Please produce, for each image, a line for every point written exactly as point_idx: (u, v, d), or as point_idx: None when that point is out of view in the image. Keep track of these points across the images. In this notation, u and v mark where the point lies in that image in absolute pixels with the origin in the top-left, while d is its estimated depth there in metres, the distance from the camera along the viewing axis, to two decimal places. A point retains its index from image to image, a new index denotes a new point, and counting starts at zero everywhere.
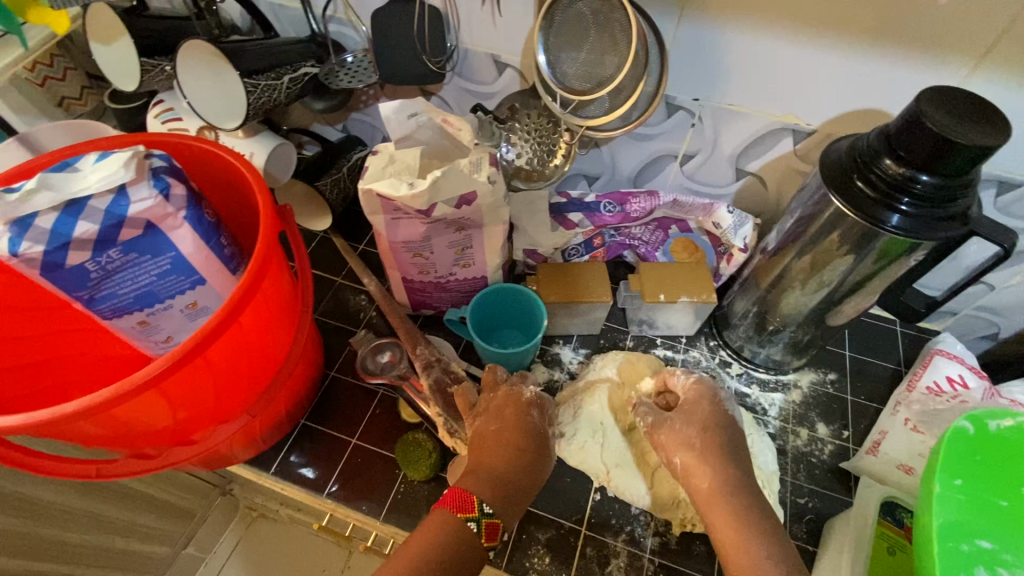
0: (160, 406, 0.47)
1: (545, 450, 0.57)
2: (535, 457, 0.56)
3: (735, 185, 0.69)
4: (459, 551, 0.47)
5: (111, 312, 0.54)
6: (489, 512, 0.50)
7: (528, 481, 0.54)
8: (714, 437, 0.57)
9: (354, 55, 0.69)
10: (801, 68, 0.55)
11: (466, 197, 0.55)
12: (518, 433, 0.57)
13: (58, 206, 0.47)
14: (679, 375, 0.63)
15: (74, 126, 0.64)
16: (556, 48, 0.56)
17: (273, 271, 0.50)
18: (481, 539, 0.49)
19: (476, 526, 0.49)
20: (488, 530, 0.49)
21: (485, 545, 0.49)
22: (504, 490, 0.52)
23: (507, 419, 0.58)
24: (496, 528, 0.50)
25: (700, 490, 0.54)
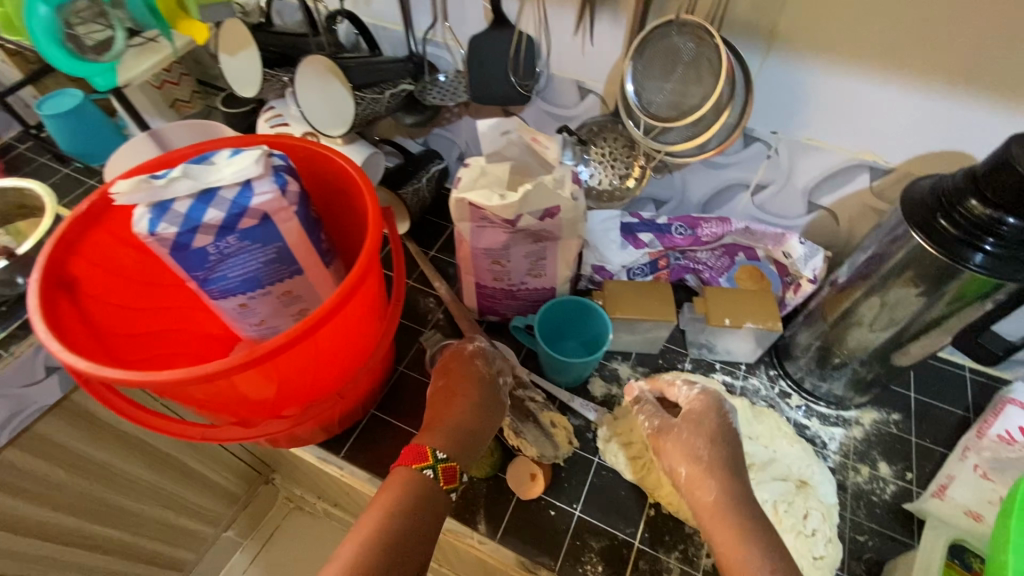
0: (268, 378, 0.51)
1: (493, 395, 0.62)
2: (480, 402, 0.61)
3: (805, 219, 0.70)
4: (421, 499, 0.52)
5: (218, 293, 0.60)
6: (443, 457, 0.54)
7: (478, 427, 0.59)
8: (722, 455, 0.56)
9: (447, 76, 0.76)
10: (885, 107, 0.56)
11: (550, 210, 0.58)
12: (466, 381, 0.62)
13: (195, 193, 0.53)
14: (682, 387, 0.62)
15: (196, 126, 0.71)
16: (642, 78, 0.60)
17: (376, 265, 0.54)
18: (439, 483, 0.54)
19: (431, 473, 0.53)
20: (444, 473, 0.54)
21: (445, 488, 0.54)
22: (453, 436, 0.57)
23: (457, 371, 0.64)
24: (453, 472, 0.55)
25: (703, 504, 0.54)
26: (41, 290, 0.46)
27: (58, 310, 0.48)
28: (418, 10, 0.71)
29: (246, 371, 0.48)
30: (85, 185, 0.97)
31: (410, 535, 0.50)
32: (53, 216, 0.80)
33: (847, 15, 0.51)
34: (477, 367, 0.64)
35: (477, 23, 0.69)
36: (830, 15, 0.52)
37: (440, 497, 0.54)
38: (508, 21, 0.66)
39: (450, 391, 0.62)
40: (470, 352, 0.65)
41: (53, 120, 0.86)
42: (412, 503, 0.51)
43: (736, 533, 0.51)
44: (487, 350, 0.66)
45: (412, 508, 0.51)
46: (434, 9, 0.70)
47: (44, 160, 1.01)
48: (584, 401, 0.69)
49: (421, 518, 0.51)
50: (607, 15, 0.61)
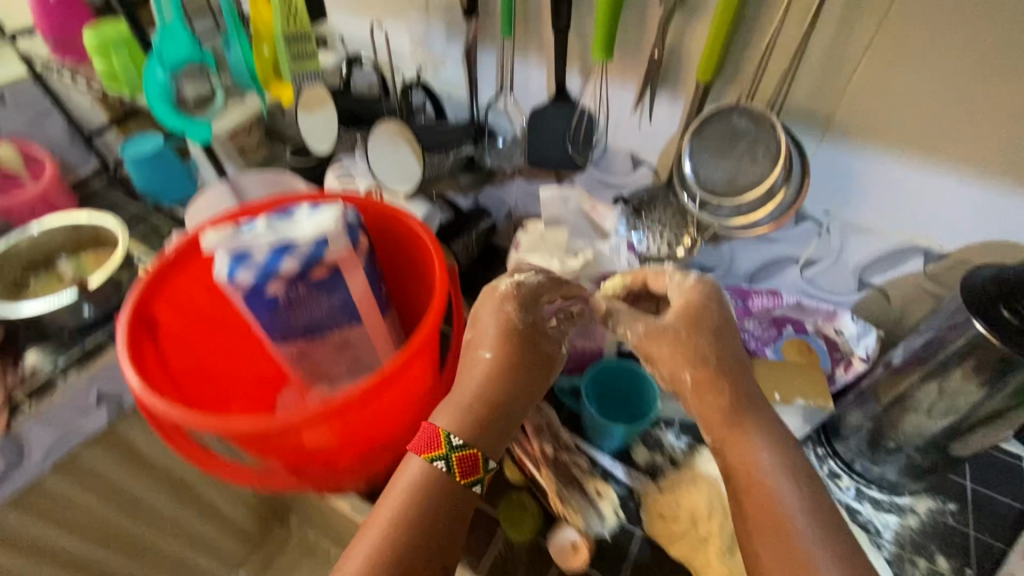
0: (331, 428, 0.52)
1: (539, 363, 0.56)
2: (516, 372, 0.55)
3: (856, 295, 0.70)
4: (436, 499, 0.49)
5: (279, 338, 0.62)
6: (458, 447, 0.50)
7: (511, 406, 0.54)
8: (726, 354, 0.55)
9: (506, 140, 0.80)
10: (938, 196, 0.57)
11: (607, 274, 0.61)
12: (502, 342, 0.55)
13: (275, 244, 0.56)
14: (672, 278, 0.59)
15: (270, 178, 0.75)
16: (699, 153, 0.62)
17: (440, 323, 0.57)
18: (454, 477, 0.50)
19: (445, 466, 0.50)
20: (462, 466, 0.50)
21: (463, 482, 0.50)
22: (476, 420, 0.52)
23: (490, 328, 0.56)
24: (473, 461, 0.50)
25: (715, 405, 0.54)
26: (131, 331, 0.49)
27: (142, 351, 0.51)
28: (484, 81, 0.76)
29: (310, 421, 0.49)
30: (151, 221, 1.02)
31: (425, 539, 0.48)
32: (123, 251, 0.85)
33: (906, 110, 0.53)
34: (517, 325, 0.56)
35: (539, 95, 0.74)
36: (888, 109, 0.54)
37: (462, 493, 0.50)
38: (570, 95, 0.70)
39: (477, 356, 0.55)
40: (507, 309, 0.56)
41: (135, 164, 0.94)
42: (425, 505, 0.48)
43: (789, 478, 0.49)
44: (545, 286, 0.59)
45: (425, 505, 0.48)
46: (500, 82, 0.75)
47: (117, 195, 1.08)
48: (627, 469, 0.68)
49: (438, 521, 0.49)
50: (666, 95, 0.64)
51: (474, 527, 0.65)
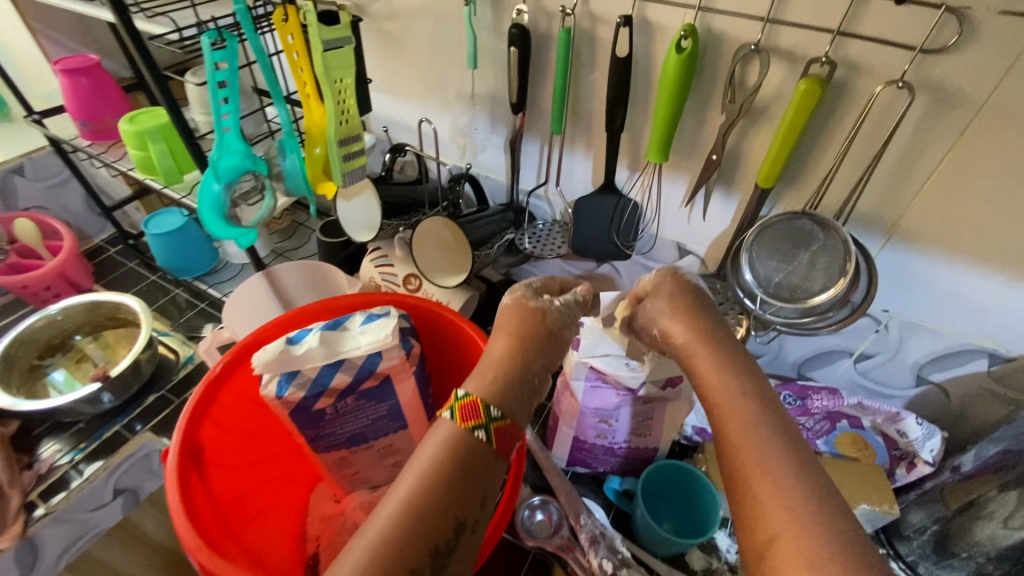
0: None
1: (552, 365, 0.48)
2: (530, 351, 0.46)
3: (913, 390, 0.68)
4: (461, 451, 0.39)
5: (323, 447, 0.59)
6: (461, 394, 0.42)
7: (524, 381, 0.45)
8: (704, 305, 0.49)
9: (545, 223, 0.79)
10: (1007, 302, 0.56)
11: (672, 379, 0.59)
12: (522, 321, 0.48)
13: (327, 360, 0.53)
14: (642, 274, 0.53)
15: (309, 268, 0.76)
16: (757, 252, 0.61)
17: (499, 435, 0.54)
18: (455, 423, 0.40)
19: (448, 413, 0.41)
20: (463, 411, 0.40)
21: (465, 429, 0.40)
22: (499, 386, 0.43)
23: (509, 314, 0.50)
24: (474, 407, 0.40)
25: (678, 345, 0.46)
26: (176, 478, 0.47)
27: (189, 485, 0.48)
28: (526, 168, 0.75)
29: None
30: (171, 293, 0.99)
31: (445, 493, 0.37)
32: (146, 335, 0.82)
33: (979, 225, 0.52)
34: (545, 316, 0.50)
35: (584, 185, 0.73)
36: (959, 223, 0.53)
37: (470, 446, 0.39)
38: (617, 187, 0.69)
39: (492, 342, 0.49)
40: (527, 302, 0.50)
41: (157, 239, 0.91)
42: (451, 458, 0.39)
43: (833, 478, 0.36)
44: (569, 308, 0.52)
45: (450, 449, 0.39)
46: (543, 172, 0.74)
47: (134, 265, 1.04)
48: None
49: (463, 477, 0.38)
50: (720, 193, 0.64)
51: None
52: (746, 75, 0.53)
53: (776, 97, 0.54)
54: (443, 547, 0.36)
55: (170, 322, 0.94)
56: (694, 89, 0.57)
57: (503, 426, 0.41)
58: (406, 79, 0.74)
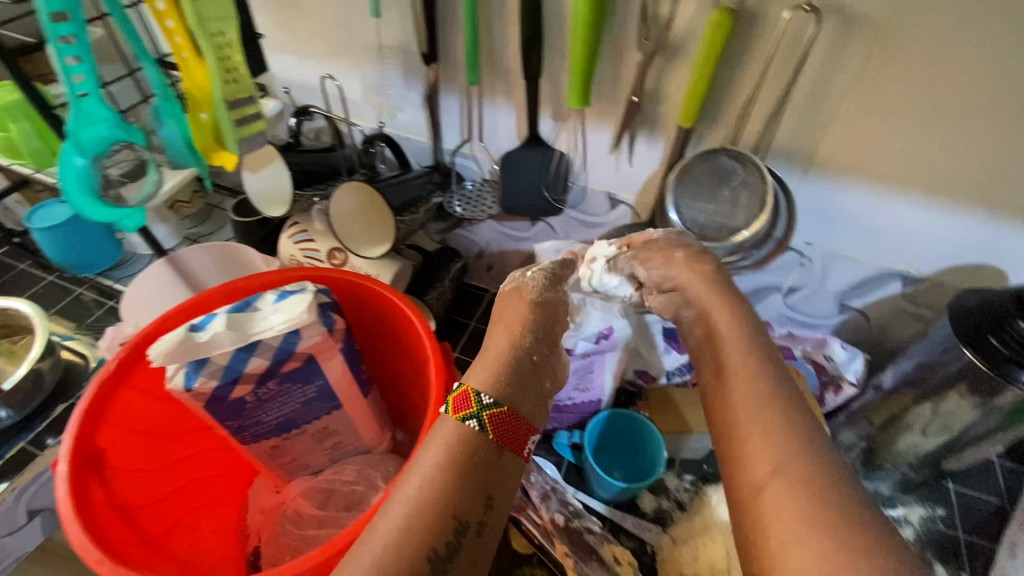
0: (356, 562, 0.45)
1: (546, 339, 0.52)
2: (516, 328, 0.51)
3: (837, 318, 0.71)
4: (461, 451, 0.40)
5: (250, 437, 0.56)
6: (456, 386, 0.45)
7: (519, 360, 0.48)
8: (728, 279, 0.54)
9: (474, 183, 0.75)
10: (916, 224, 0.58)
11: (604, 331, 0.65)
12: (514, 310, 0.53)
13: (239, 344, 0.49)
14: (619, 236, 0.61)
15: (218, 249, 0.70)
16: (683, 197, 0.61)
17: None
18: (450, 411, 0.43)
19: (444, 409, 0.43)
20: (455, 401, 0.43)
21: (455, 414, 0.42)
22: (488, 373, 0.46)
23: (511, 303, 0.54)
24: (467, 396, 0.43)
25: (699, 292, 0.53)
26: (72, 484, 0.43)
27: (86, 494, 0.45)
28: (448, 127, 0.72)
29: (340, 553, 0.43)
30: (75, 293, 0.90)
31: (444, 495, 0.38)
32: (44, 341, 0.73)
33: (888, 151, 0.54)
34: (523, 293, 0.55)
35: (509, 139, 0.70)
36: (871, 152, 0.54)
37: (464, 430, 0.41)
38: (543, 139, 0.67)
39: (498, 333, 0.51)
40: (506, 288, 0.56)
41: (44, 234, 0.81)
42: (450, 456, 0.40)
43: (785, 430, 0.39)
44: (549, 272, 0.58)
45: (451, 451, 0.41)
46: (464, 128, 0.70)
47: (24, 266, 0.93)
48: (636, 519, 0.65)
49: (463, 478, 0.40)
50: (644, 137, 0.62)
51: None
52: (659, 10, 0.52)
53: (690, 32, 0.53)
54: (441, 550, 0.37)
55: (74, 325, 0.85)
56: (608, 28, 0.55)
57: (496, 414, 0.42)
58: (305, 34, 0.68)
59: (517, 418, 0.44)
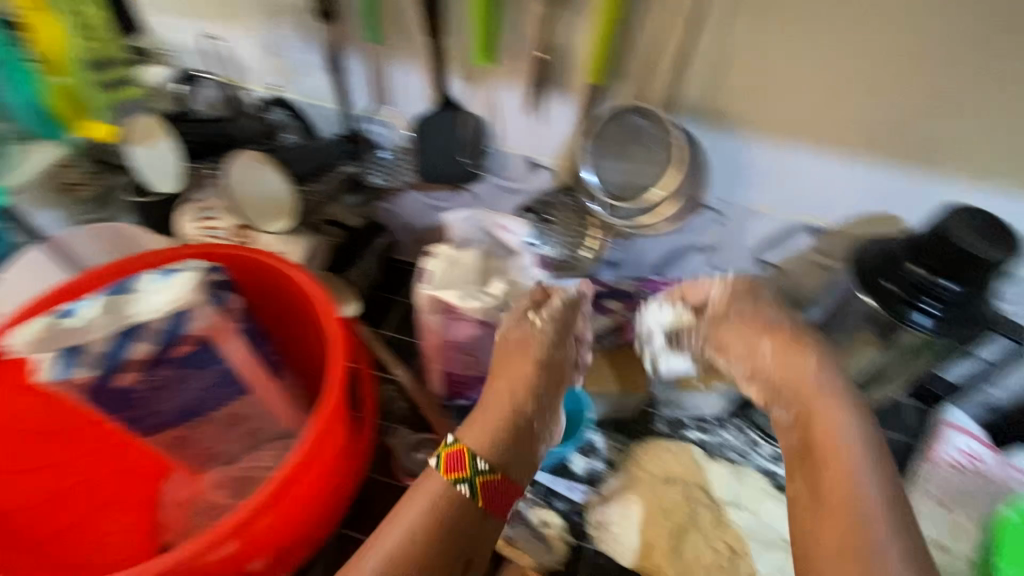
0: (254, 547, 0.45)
1: (549, 402, 0.55)
2: (519, 390, 0.53)
3: (753, 275, 0.72)
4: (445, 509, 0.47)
5: (150, 428, 0.53)
6: (449, 442, 0.50)
7: (517, 425, 0.52)
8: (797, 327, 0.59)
9: (391, 152, 0.71)
10: (819, 174, 0.59)
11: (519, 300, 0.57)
12: (537, 367, 0.55)
13: (117, 329, 0.47)
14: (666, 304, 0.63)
15: (107, 231, 0.65)
16: (597, 156, 0.61)
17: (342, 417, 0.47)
18: (438, 470, 0.49)
19: (436, 463, 0.50)
20: (449, 460, 0.49)
21: (443, 474, 0.49)
22: (484, 435, 0.51)
23: (512, 358, 0.55)
24: (455, 457, 0.49)
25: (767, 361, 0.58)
26: None
27: None
28: (356, 91, 0.68)
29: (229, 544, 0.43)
30: None
31: (419, 556, 0.46)
32: None
33: (787, 100, 0.55)
34: (528, 347, 0.55)
35: (419, 102, 0.66)
36: (772, 102, 0.55)
37: (448, 493, 0.48)
38: (454, 100, 0.64)
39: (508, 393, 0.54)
40: (510, 334, 0.56)
41: None
42: (433, 522, 0.47)
43: (855, 471, 0.49)
44: (560, 322, 0.56)
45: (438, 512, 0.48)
46: (373, 91, 0.67)
47: None
48: (566, 483, 0.64)
49: (438, 542, 0.47)
50: (556, 96, 0.61)
51: None
52: None
53: None
54: None
55: None
56: None
57: (483, 483, 0.49)
58: None
59: (507, 483, 0.51)
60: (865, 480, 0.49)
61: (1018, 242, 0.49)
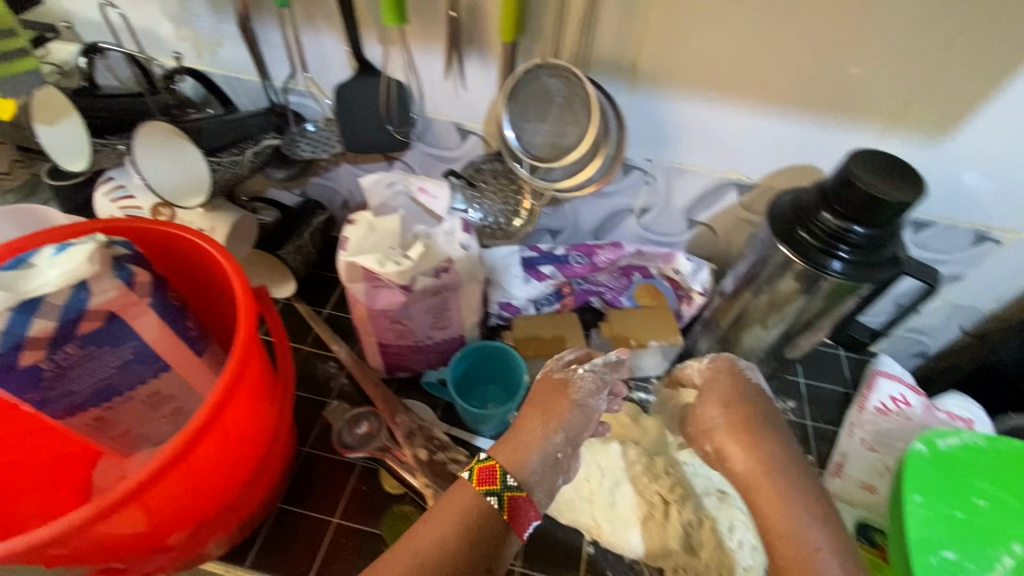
0: (153, 514, 0.42)
1: (574, 440, 0.55)
2: (552, 425, 0.55)
3: (687, 235, 0.73)
4: (476, 521, 0.48)
5: (62, 412, 0.50)
6: (481, 459, 0.52)
7: (545, 453, 0.54)
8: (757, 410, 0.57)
9: (316, 124, 0.70)
10: (739, 128, 0.60)
11: (443, 266, 0.56)
12: (552, 399, 0.56)
13: (10, 304, 0.45)
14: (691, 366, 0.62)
15: (13, 213, 0.62)
16: (520, 120, 0.61)
17: (251, 375, 0.45)
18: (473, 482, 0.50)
19: (468, 476, 0.51)
20: (481, 474, 0.51)
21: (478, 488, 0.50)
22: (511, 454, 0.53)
23: (541, 389, 0.58)
24: (490, 470, 0.51)
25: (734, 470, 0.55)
26: None
27: None
28: (274, 61, 0.66)
29: (116, 515, 0.39)
30: None
31: (454, 553, 0.47)
32: None
33: (700, 52, 0.55)
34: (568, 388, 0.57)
35: (341, 71, 0.65)
36: (686, 55, 0.55)
37: (480, 503, 0.49)
38: (374, 67, 0.62)
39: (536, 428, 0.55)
40: (553, 375, 0.58)
41: None
42: (468, 522, 0.48)
43: (791, 515, 0.50)
44: (598, 375, 0.58)
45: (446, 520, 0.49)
46: (291, 60, 0.65)
47: None
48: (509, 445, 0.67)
49: (472, 543, 0.48)
50: (476, 59, 0.60)
51: (357, 553, 0.60)
52: None
53: None
54: None
55: None
56: None
57: (515, 496, 0.50)
58: None
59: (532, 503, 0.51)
60: (805, 522, 0.50)
61: (923, 180, 0.50)
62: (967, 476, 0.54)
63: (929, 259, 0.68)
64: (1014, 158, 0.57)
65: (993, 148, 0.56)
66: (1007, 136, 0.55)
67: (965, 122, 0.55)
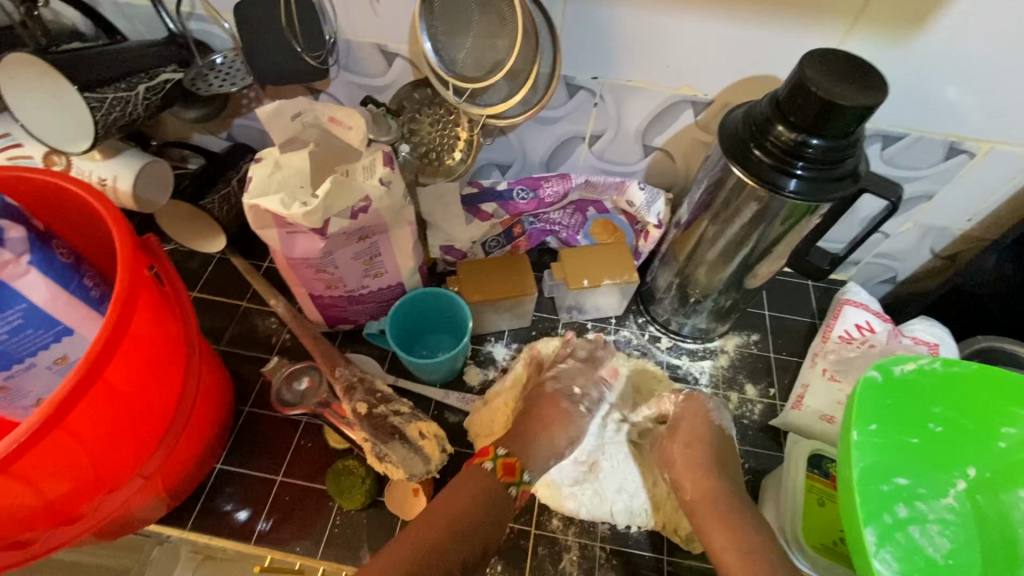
0: (41, 484, 0.39)
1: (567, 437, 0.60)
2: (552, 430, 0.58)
3: (644, 162, 0.68)
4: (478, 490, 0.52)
5: None
6: (502, 453, 0.55)
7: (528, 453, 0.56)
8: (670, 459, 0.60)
9: (224, 54, 0.60)
10: (691, 36, 0.53)
11: (360, 206, 0.50)
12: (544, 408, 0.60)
13: None
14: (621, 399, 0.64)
15: None
16: (443, 35, 0.54)
17: (136, 330, 0.42)
18: (496, 474, 0.54)
19: (491, 465, 0.54)
20: (503, 467, 0.54)
21: (503, 479, 0.54)
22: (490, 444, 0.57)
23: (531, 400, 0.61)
24: (512, 466, 0.55)
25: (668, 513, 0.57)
26: None
27: None
28: None
29: None
30: None
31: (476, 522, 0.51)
32: None
33: None
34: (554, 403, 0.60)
35: None
36: None
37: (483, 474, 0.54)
38: None
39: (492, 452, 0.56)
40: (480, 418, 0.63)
41: None
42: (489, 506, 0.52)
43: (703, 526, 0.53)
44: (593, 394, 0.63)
45: (458, 513, 0.50)
46: None
47: None
48: (459, 395, 0.65)
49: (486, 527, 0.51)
50: None
51: (305, 509, 0.58)
52: None
53: None
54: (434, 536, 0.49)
55: None
56: None
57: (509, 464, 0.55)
58: None
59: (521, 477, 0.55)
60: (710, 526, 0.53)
61: (885, 81, 0.44)
62: (918, 400, 0.52)
63: (899, 176, 0.63)
64: (990, 59, 0.51)
65: (970, 47, 0.50)
66: (982, 32, 0.49)
67: (937, 17, 0.49)
